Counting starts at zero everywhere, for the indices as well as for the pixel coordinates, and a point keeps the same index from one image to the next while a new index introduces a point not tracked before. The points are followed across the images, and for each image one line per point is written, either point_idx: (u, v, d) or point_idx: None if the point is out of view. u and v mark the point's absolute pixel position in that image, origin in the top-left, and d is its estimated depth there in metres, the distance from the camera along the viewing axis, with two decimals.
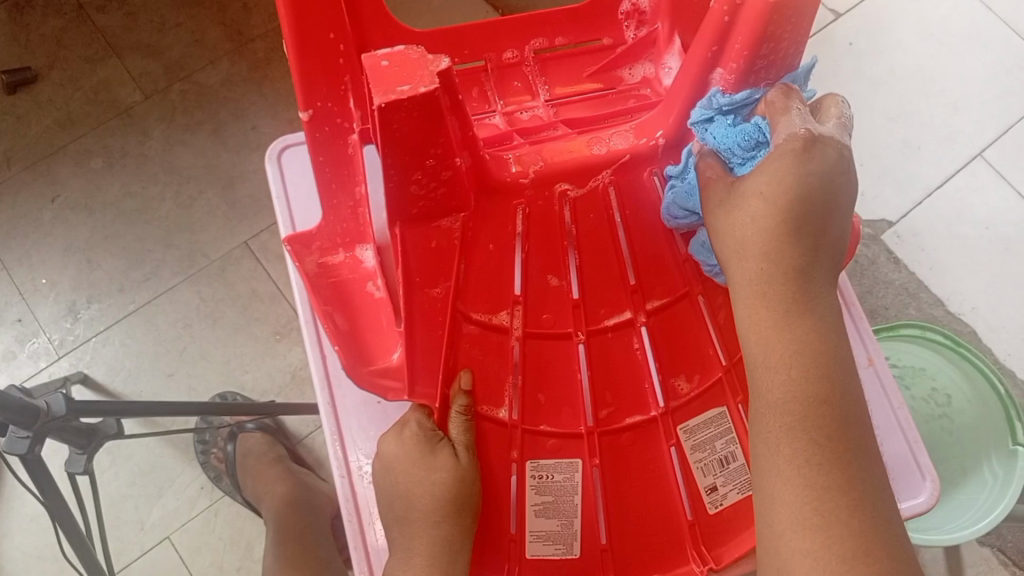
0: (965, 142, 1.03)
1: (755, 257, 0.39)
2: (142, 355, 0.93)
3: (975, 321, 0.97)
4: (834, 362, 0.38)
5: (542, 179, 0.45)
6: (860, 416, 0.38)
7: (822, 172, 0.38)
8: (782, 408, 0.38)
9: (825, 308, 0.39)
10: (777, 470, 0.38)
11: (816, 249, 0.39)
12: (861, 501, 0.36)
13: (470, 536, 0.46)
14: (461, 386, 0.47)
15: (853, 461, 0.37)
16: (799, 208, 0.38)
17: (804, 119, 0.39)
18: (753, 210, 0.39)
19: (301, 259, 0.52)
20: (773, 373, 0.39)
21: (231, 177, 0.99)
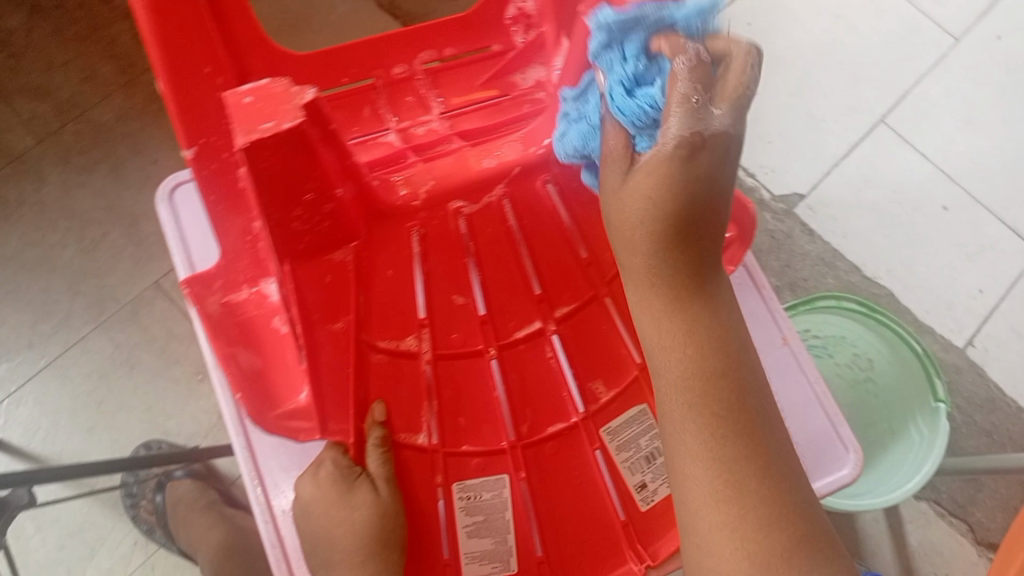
0: (867, 110, 1.05)
1: (642, 247, 0.38)
2: (60, 412, 0.89)
3: (892, 283, 0.99)
4: (728, 338, 0.39)
5: (434, 199, 0.49)
6: (758, 383, 0.39)
7: (708, 172, 0.36)
8: (683, 388, 0.38)
9: (713, 284, 0.39)
10: (686, 450, 0.38)
11: (705, 234, 0.38)
12: (769, 469, 0.37)
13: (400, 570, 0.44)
14: (375, 419, 0.46)
15: (759, 433, 0.37)
16: (685, 210, 0.36)
17: (695, 115, 0.35)
18: (639, 211, 0.37)
19: (202, 301, 0.49)
20: (671, 356, 0.39)
21: (135, 216, 0.95)
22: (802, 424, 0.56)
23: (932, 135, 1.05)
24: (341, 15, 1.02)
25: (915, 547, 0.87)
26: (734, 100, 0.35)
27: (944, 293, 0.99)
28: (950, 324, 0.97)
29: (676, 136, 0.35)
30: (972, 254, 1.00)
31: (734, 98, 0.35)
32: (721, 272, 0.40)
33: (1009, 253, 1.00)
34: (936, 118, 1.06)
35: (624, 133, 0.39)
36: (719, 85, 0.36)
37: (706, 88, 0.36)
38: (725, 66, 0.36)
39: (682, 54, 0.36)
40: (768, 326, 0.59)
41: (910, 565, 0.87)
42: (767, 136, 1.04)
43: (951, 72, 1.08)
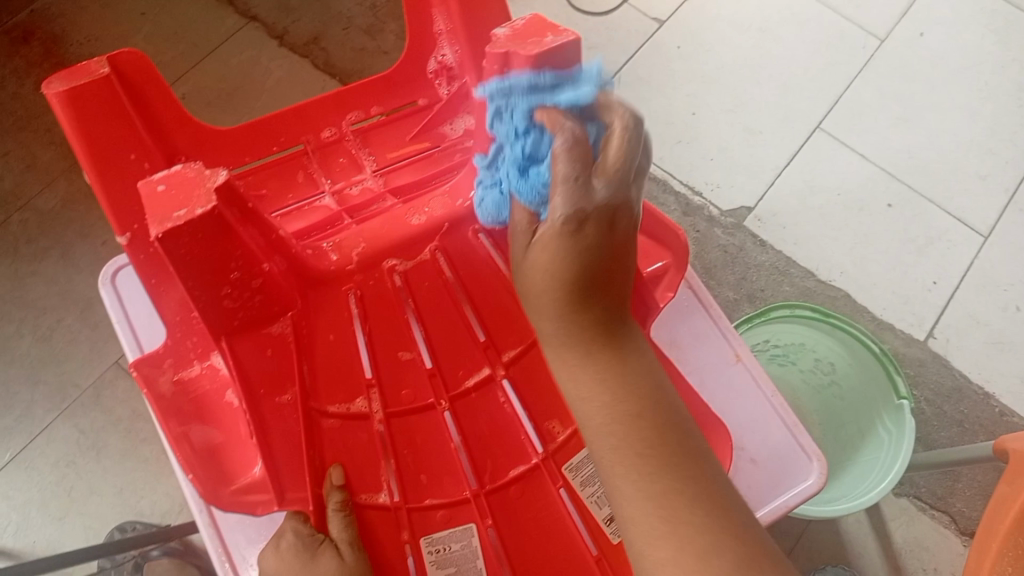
0: (802, 118, 1.08)
1: (547, 309, 0.41)
2: (28, 506, 0.87)
3: (847, 284, 1.01)
4: (646, 381, 0.40)
5: (368, 259, 0.48)
6: (681, 420, 0.40)
7: (593, 240, 0.39)
8: (607, 434, 0.39)
9: (622, 335, 0.41)
10: (620, 492, 0.38)
11: (606, 288, 0.40)
12: (701, 498, 0.37)
13: None
14: (334, 483, 0.45)
15: (688, 464, 0.38)
16: (580, 275, 0.39)
17: (578, 193, 0.38)
18: (540, 280, 0.40)
19: (153, 381, 0.48)
20: (590, 406, 0.40)
21: (89, 299, 0.95)
22: (761, 438, 0.57)
23: (867, 135, 1.07)
24: (277, 77, 1.04)
25: (902, 543, 0.88)
26: (614, 175, 0.38)
27: (899, 289, 1.00)
28: (909, 318, 0.99)
29: (562, 214, 0.38)
30: (920, 247, 1.02)
31: (615, 171, 0.38)
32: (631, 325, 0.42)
33: (957, 242, 1.02)
34: (870, 118, 1.08)
35: (527, 210, 0.42)
36: (601, 156, 0.39)
37: (588, 165, 0.39)
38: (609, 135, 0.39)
39: (565, 133, 0.39)
40: (718, 344, 0.60)
41: (898, 564, 0.87)
42: (710, 154, 1.06)
43: (879, 72, 1.11)
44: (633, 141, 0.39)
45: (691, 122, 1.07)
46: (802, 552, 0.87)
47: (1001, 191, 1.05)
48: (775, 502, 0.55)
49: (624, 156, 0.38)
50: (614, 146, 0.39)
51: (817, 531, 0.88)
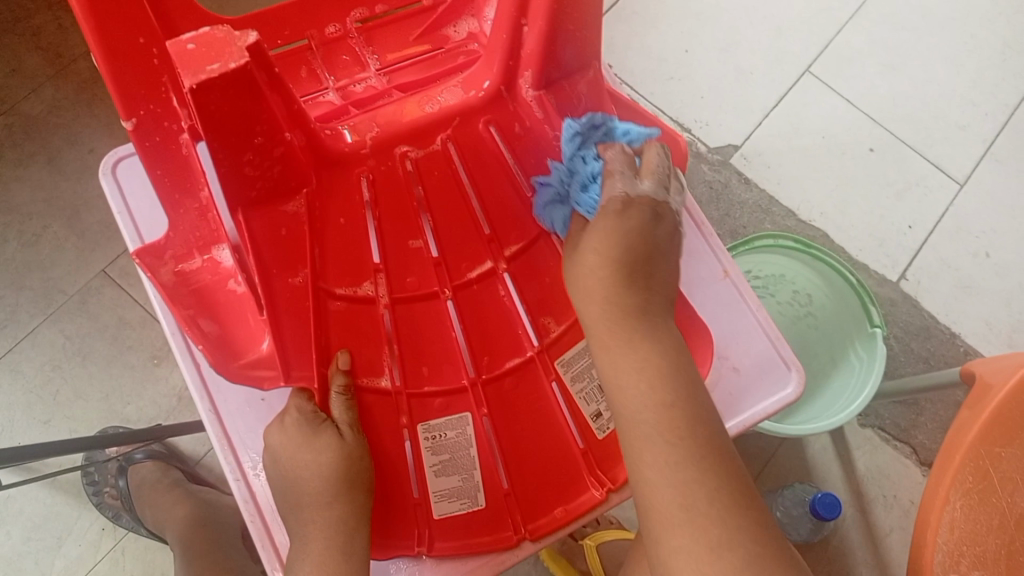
0: (793, 60, 1.09)
1: (596, 299, 0.44)
2: (13, 408, 0.88)
3: (826, 225, 1.03)
4: (682, 378, 0.42)
5: (382, 143, 0.50)
6: (710, 418, 0.42)
7: (636, 227, 0.44)
8: (640, 420, 0.42)
9: (665, 331, 0.44)
10: (644, 478, 0.41)
11: (650, 279, 0.44)
12: (719, 493, 0.39)
13: (365, 509, 0.46)
14: (340, 366, 0.47)
15: (712, 460, 0.40)
16: (626, 257, 0.44)
17: (624, 184, 0.46)
18: (594, 265, 0.44)
19: (155, 270, 0.50)
20: (630, 393, 0.42)
21: (75, 207, 0.94)
22: (743, 348, 0.60)
23: (855, 81, 1.09)
24: None
25: (864, 471, 0.92)
26: (653, 180, 0.46)
27: (875, 231, 1.03)
28: (883, 260, 1.02)
29: (616, 195, 0.46)
30: (899, 192, 1.05)
31: (655, 173, 0.46)
32: (673, 325, 0.45)
33: (933, 188, 1.05)
34: (858, 64, 1.10)
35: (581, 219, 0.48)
36: (642, 166, 0.47)
37: (631, 172, 0.47)
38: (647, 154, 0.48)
39: (615, 148, 0.48)
40: (707, 260, 0.62)
41: (860, 490, 0.91)
42: (700, 91, 1.07)
43: (870, 19, 1.12)
44: (665, 156, 0.48)
45: (683, 59, 1.08)
46: (770, 476, 0.91)
47: (980, 142, 1.07)
48: (753, 409, 0.58)
49: (660, 163, 0.47)
50: (653, 155, 0.47)
51: (786, 456, 0.92)
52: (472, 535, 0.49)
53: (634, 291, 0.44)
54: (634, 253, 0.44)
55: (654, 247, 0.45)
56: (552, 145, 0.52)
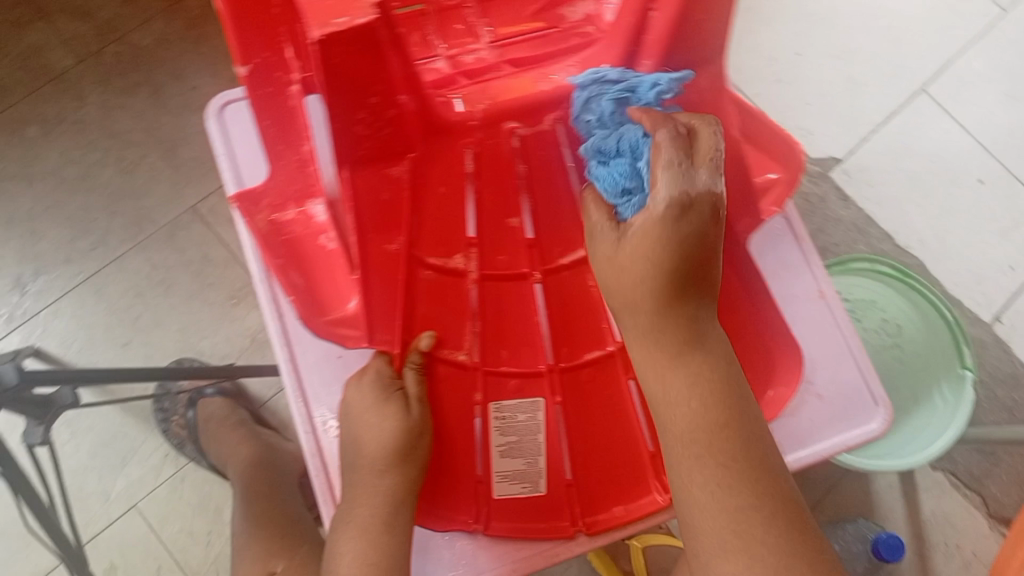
0: (909, 76, 1.04)
1: (644, 307, 0.42)
2: (94, 326, 0.91)
3: (923, 253, 0.99)
4: (732, 392, 0.42)
5: (490, 118, 0.50)
6: (761, 435, 0.42)
7: (697, 233, 0.40)
8: (688, 439, 0.41)
9: (714, 341, 0.42)
10: (693, 498, 0.41)
11: (703, 284, 0.42)
12: (772, 517, 0.39)
13: (414, 482, 0.46)
14: (420, 346, 0.47)
15: (765, 479, 0.41)
16: (680, 264, 0.40)
17: (682, 179, 0.40)
18: (642, 272, 0.41)
19: (251, 216, 0.52)
20: (680, 406, 0.42)
21: (173, 141, 0.96)
22: (831, 375, 0.57)
23: (974, 107, 1.03)
24: None
25: (929, 515, 0.88)
26: (710, 169, 0.41)
27: (975, 267, 0.98)
28: (979, 298, 0.97)
29: (667, 197, 0.40)
30: (1005, 229, 0.99)
31: (711, 163, 0.41)
32: (721, 331, 0.43)
33: None
34: (979, 89, 1.04)
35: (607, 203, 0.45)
36: (695, 150, 0.41)
37: (686, 157, 0.41)
38: (700, 130, 0.42)
39: (665, 126, 0.42)
40: (805, 279, 0.59)
41: (921, 533, 0.88)
42: (806, 98, 1.03)
43: (999, 42, 1.06)
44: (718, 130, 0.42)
45: (793, 63, 1.04)
46: (829, 504, 0.89)
47: None
48: (834, 441, 0.56)
49: (716, 147, 0.41)
50: (707, 138, 0.41)
51: (848, 487, 0.89)
52: (528, 520, 0.49)
53: (684, 300, 0.42)
54: (689, 259, 0.40)
55: (711, 250, 0.41)
56: None
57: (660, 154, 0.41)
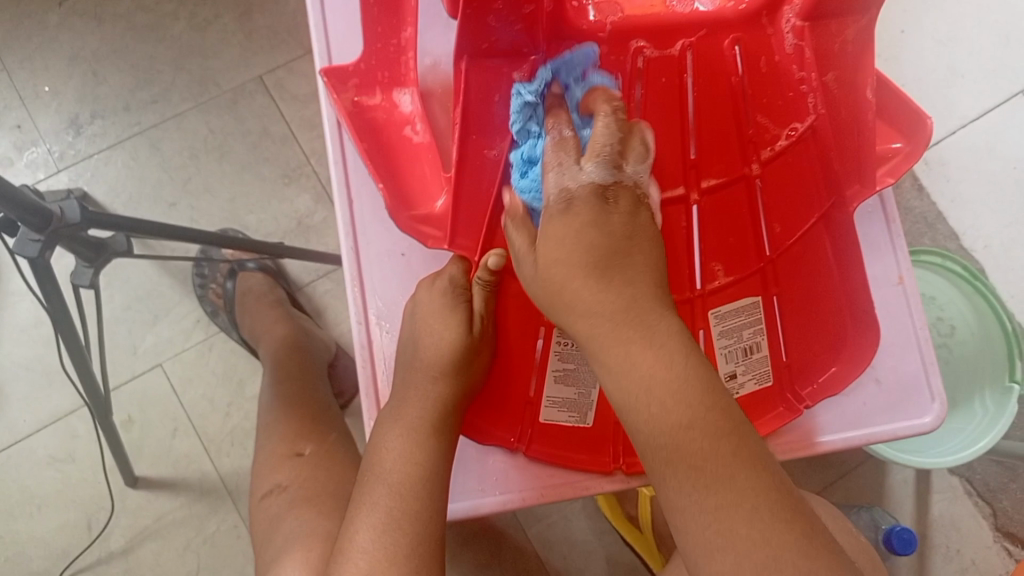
0: (1009, 76, 0.95)
1: (581, 313, 0.39)
2: (144, 181, 0.90)
3: (986, 259, 0.94)
4: (697, 382, 0.37)
5: (620, 32, 0.44)
6: (732, 419, 0.37)
7: (596, 219, 0.39)
8: (653, 446, 0.37)
9: (662, 335, 0.38)
10: (675, 504, 0.36)
11: (629, 271, 0.39)
12: (756, 510, 0.35)
13: (467, 394, 0.46)
14: (488, 266, 0.45)
15: (745, 472, 0.36)
16: (593, 256, 0.38)
17: (560, 176, 0.40)
18: (560, 273, 0.39)
19: (336, 94, 0.50)
20: (636, 414, 0.37)
21: (249, 5, 0.92)
22: (892, 361, 0.55)
23: None
24: None
25: (936, 516, 0.88)
26: (596, 158, 0.39)
27: None
28: None
29: (552, 195, 0.40)
30: None
31: (598, 156, 0.39)
32: (671, 320, 0.38)
33: None
34: None
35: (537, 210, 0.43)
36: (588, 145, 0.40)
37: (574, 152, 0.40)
38: (594, 123, 0.40)
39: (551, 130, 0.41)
40: (885, 260, 0.57)
41: (925, 532, 0.88)
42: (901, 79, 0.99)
43: None
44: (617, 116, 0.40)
45: (897, 41, 0.96)
46: (840, 488, 0.89)
47: None
48: (882, 427, 0.54)
49: (605, 139, 0.39)
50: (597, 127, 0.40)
51: (863, 475, 0.89)
52: (569, 446, 0.49)
53: (615, 298, 0.38)
54: (603, 252, 0.38)
55: (623, 236, 0.39)
56: (797, 91, 0.45)
57: (549, 156, 0.40)
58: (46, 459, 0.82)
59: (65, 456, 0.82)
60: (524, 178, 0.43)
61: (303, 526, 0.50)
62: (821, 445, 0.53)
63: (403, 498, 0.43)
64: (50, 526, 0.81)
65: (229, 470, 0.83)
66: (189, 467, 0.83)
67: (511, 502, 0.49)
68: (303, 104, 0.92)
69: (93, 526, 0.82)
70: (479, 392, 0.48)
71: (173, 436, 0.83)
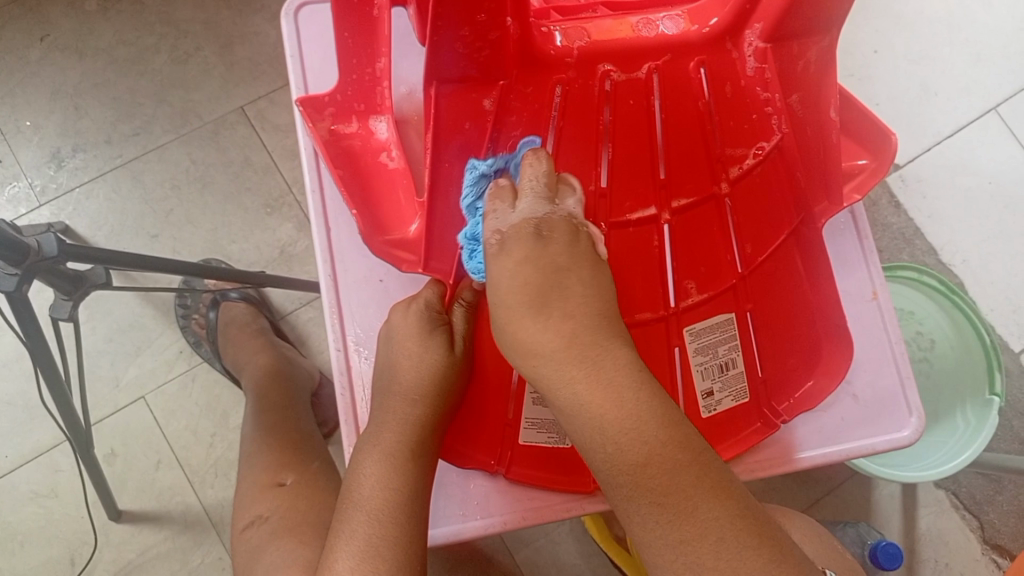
0: (982, 93, 0.97)
1: (531, 351, 0.39)
2: (126, 213, 0.90)
3: (964, 273, 0.94)
4: (646, 413, 0.37)
5: (586, 57, 0.45)
6: (690, 450, 0.36)
7: (528, 252, 0.40)
8: (613, 481, 0.37)
9: (607, 367, 0.38)
10: (640, 536, 0.36)
11: (566, 304, 0.39)
12: (720, 540, 0.34)
13: (445, 417, 0.46)
14: (472, 283, 0.46)
15: (708, 500, 0.35)
16: (530, 292, 0.40)
17: (500, 216, 0.42)
18: (508, 316, 0.40)
19: (313, 123, 0.50)
20: (594, 453, 0.37)
21: (231, 37, 0.94)
22: (869, 376, 0.56)
23: None
24: None
25: (924, 530, 0.88)
26: (527, 198, 0.42)
27: (1012, 295, 0.93)
28: (1011, 326, 0.93)
29: (490, 237, 0.42)
30: None
31: (529, 190, 0.42)
32: (618, 348, 0.39)
33: None
34: None
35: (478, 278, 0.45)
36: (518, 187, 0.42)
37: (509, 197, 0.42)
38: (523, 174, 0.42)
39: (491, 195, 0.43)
40: (860, 276, 0.58)
41: (913, 546, 0.88)
42: None
43: None
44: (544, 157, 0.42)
45: (870, 60, 0.98)
46: (827, 505, 0.89)
47: None
48: (861, 442, 0.54)
49: (533, 171, 0.42)
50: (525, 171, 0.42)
51: (850, 491, 0.89)
52: (549, 468, 0.49)
53: (560, 332, 0.39)
54: (538, 286, 0.40)
55: (559, 269, 0.40)
56: (763, 112, 0.46)
57: (489, 211, 0.43)
58: (28, 494, 0.81)
59: (47, 491, 0.81)
60: (473, 257, 0.45)
61: (283, 556, 0.50)
62: (800, 460, 0.53)
63: (380, 524, 0.43)
64: (32, 563, 0.80)
65: (213, 502, 0.82)
66: (173, 500, 0.82)
67: (493, 526, 0.49)
68: (285, 134, 0.92)
69: (76, 562, 0.80)
70: (456, 416, 0.49)
71: (156, 468, 0.83)
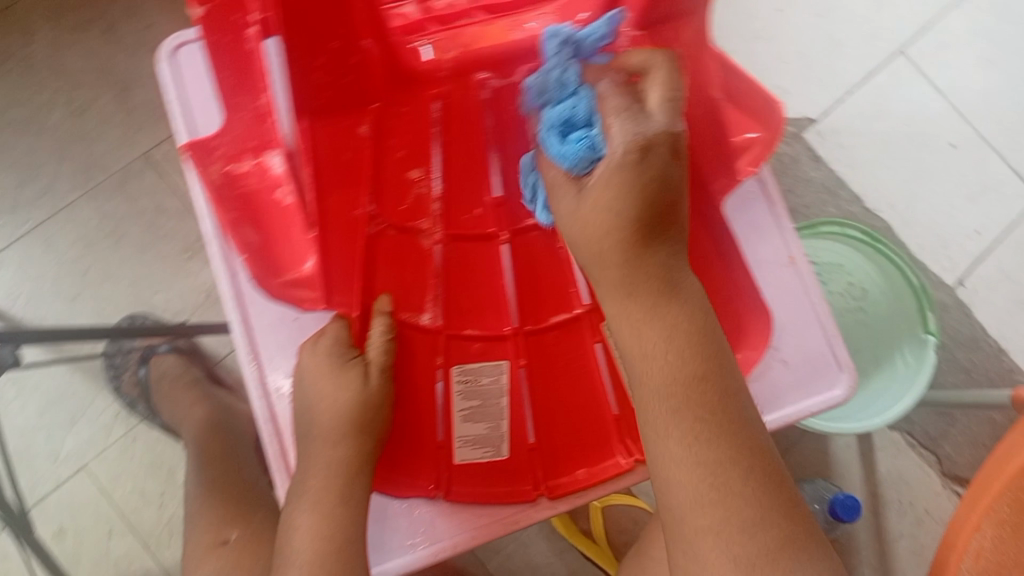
0: (886, 37, 0.98)
1: (615, 263, 0.39)
2: (42, 278, 0.87)
3: (892, 217, 0.95)
4: (709, 344, 0.40)
5: (458, 75, 0.55)
6: (737, 388, 0.40)
7: (661, 173, 0.38)
8: (664, 393, 0.39)
9: (691, 294, 0.40)
10: (669, 452, 0.39)
11: (669, 232, 0.39)
12: (749, 469, 0.38)
13: (371, 453, 0.45)
14: (382, 308, 0.47)
15: (744, 435, 0.39)
16: (643, 206, 0.38)
17: (632, 123, 0.39)
18: (603, 223, 0.39)
19: (202, 166, 0.48)
20: (653, 365, 0.39)
21: (127, 82, 0.91)
22: (797, 340, 0.56)
23: (950, 70, 0.97)
24: None
25: (884, 474, 0.90)
26: (666, 106, 0.39)
27: (941, 232, 0.94)
28: (943, 262, 0.93)
29: (624, 146, 0.38)
30: (972, 195, 0.95)
31: (664, 98, 0.40)
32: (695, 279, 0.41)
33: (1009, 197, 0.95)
34: (955, 53, 0.98)
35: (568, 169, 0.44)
36: (648, 93, 0.40)
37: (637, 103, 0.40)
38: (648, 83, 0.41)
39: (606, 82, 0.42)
40: (775, 241, 0.58)
41: (876, 491, 0.89)
42: None
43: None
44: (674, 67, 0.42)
45: (773, 20, 0.98)
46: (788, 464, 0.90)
47: None
48: (794, 406, 0.55)
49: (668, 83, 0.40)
50: (659, 77, 0.41)
51: (808, 447, 0.90)
52: (491, 482, 0.48)
53: (661, 254, 0.39)
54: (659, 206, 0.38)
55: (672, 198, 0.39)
56: None
57: (610, 106, 0.40)
58: None
59: None
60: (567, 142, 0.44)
61: None
62: None
63: None
64: None
65: (172, 562, 0.80)
66: (131, 566, 0.80)
67: (442, 552, 0.47)
68: None
69: None
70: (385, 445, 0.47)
71: (108, 537, 0.80)
